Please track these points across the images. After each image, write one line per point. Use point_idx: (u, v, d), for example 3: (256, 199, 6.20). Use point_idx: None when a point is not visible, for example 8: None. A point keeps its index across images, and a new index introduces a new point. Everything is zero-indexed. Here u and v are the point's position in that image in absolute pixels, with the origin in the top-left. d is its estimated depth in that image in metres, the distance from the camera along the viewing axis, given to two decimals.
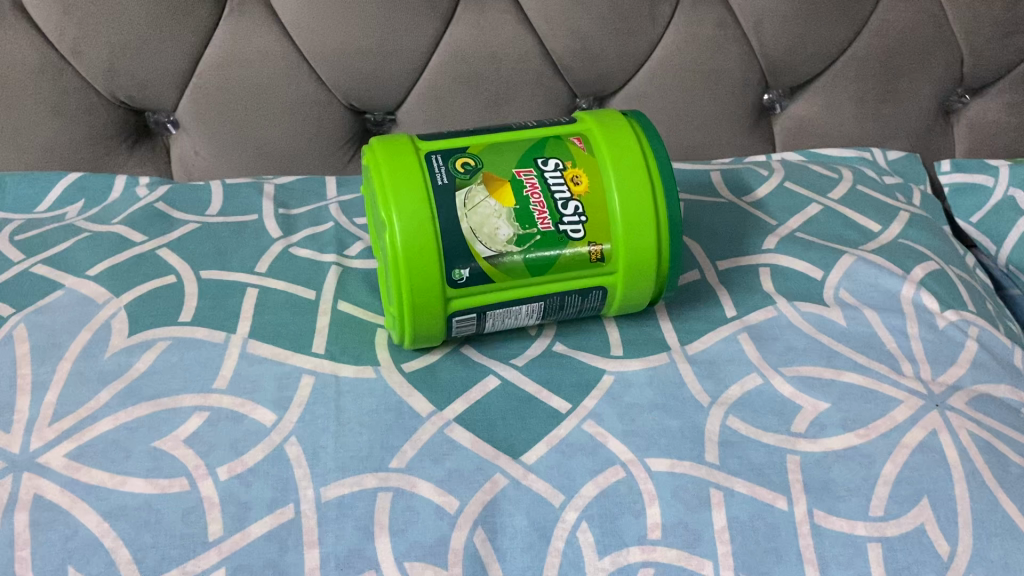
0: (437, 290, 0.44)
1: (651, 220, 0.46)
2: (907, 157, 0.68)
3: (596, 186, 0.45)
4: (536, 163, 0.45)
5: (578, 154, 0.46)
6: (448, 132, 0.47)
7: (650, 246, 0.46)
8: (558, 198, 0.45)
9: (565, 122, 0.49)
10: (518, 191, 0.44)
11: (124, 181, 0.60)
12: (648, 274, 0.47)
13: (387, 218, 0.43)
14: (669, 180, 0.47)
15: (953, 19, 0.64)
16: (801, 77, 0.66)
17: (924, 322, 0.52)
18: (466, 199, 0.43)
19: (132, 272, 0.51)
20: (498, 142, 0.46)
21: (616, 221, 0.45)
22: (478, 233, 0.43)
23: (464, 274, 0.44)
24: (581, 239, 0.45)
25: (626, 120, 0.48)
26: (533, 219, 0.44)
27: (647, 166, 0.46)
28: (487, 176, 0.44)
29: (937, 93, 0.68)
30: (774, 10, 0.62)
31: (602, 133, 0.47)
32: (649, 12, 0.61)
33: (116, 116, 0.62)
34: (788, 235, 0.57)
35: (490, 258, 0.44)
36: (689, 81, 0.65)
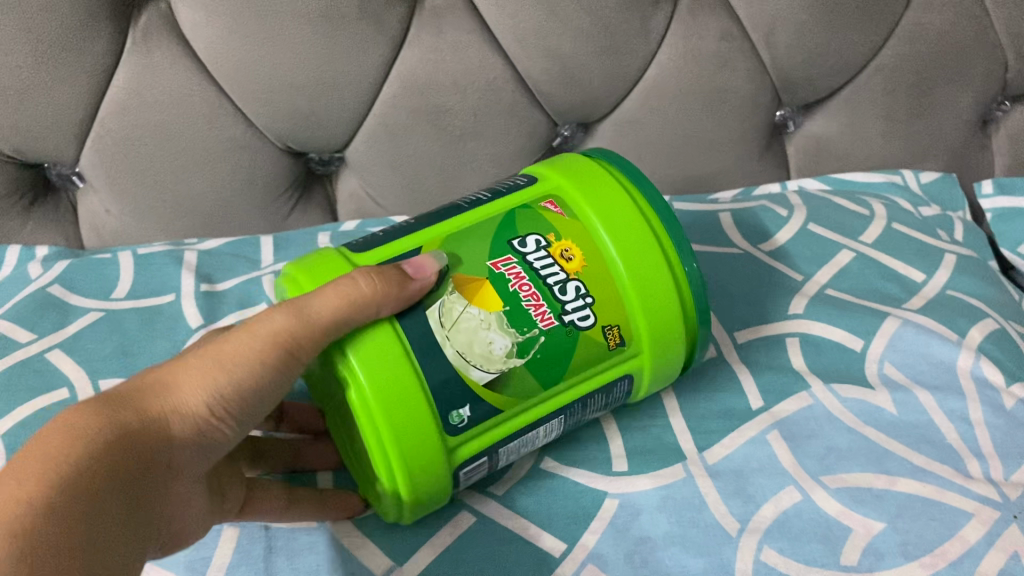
0: (432, 441, 0.32)
1: (662, 283, 0.36)
2: (942, 177, 0.59)
3: (592, 256, 0.35)
4: (512, 244, 0.35)
5: (561, 222, 0.36)
6: (383, 236, 0.37)
7: (670, 314, 0.36)
8: (552, 282, 0.35)
9: (525, 182, 0.38)
10: (503, 289, 0.34)
11: (17, 254, 0.49)
12: (675, 344, 0.37)
13: (340, 362, 0.32)
14: (670, 224, 0.37)
15: (997, 19, 0.54)
16: (818, 92, 0.57)
17: (987, 402, 0.43)
18: (439, 316, 0.33)
19: (15, 385, 0.41)
20: (457, 228, 0.36)
21: (628, 293, 0.36)
22: (468, 355, 0.33)
23: (462, 413, 0.33)
24: (593, 326, 0.35)
25: (599, 166, 0.38)
26: (535, 322, 0.34)
27: (647, 219, 0.37)
28: (458, 279, 0.34)
29: (977, 103, 0.58)
30: (789, 17, 0.52)
31: (578, 189, 0.37)
32: (641, 27, 0.51)
33: (7, 175, 0.51)
34: (817, 293, 0.48)
35: (490, 381, 0.33)
36: (689, 104, 0.55)
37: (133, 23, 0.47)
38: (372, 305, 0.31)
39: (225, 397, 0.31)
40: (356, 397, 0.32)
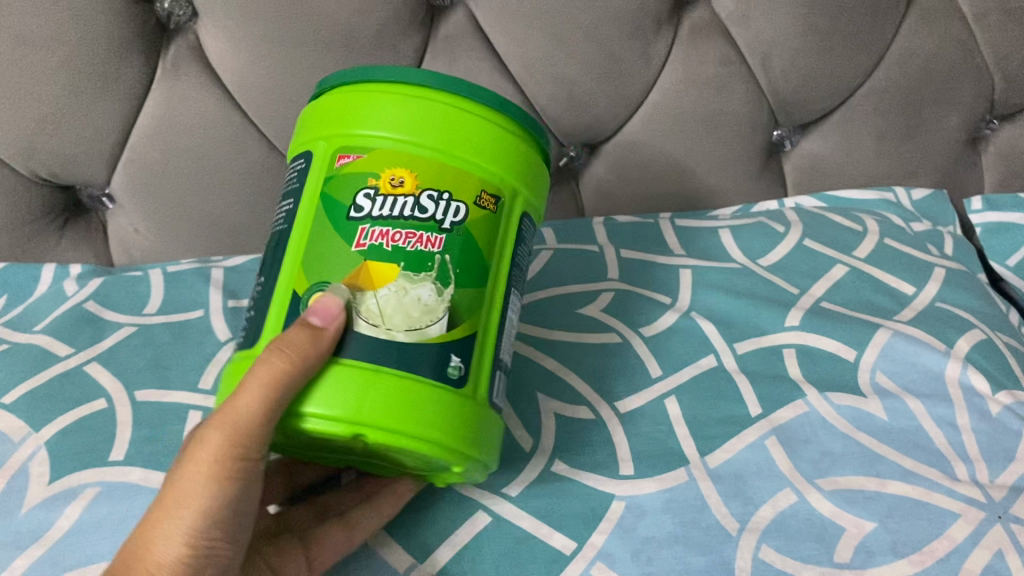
0: (451, 401, 0.31)
1: (469, 111, 0.33)
2: (933, 194, 0.62)
3: (418, 163, 0.32)
4: (351, 217, 0.31)
5: (364, 163, 0.32)
6: (254, 314, 0.33)
7: (507, 142, 0.34)
8: (407, 211, 0.31)
9: (307, 164, 0.34)
10: (382, 257, 0.31)
11: (52, 273, 0.53)
12: (525, 153, 0.35)
13: (316, 428, 0.30)
14: (428, 78, 0.33)
15: (983, 43, 0.58)
16: (813, 113, 0.60)
17: (974, 408, 0.45)
18: (361, 316, 0.30)
19: (55, 397, 0.43)
20: (306, 241, 0.32)
21: (467, 160, 0.33)
22: (417, 324, 0.31)
23: (457, 361, 0.32)
24: (468, 209, 0.32)
25: (340, 91, 0.34)
26: (426, 256, 0.31)
27: (400, 99, 0.33)
28: (345, 284, 0.31)
29: (965, 123, 0.61)
30: (785, 43, 0.55)
31: (345, 121, 0.33)
32: (644, 53, 0.54)
33: (41, 196, 0.54)
34: (812, 306, 0.50)
35: (446, 327, 0.31)
36: (689, 125, 0.57)
37: (162, 52, 0.50)
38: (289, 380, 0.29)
39: (202, 528, 0.32)
40: (365, 434, 0.29)
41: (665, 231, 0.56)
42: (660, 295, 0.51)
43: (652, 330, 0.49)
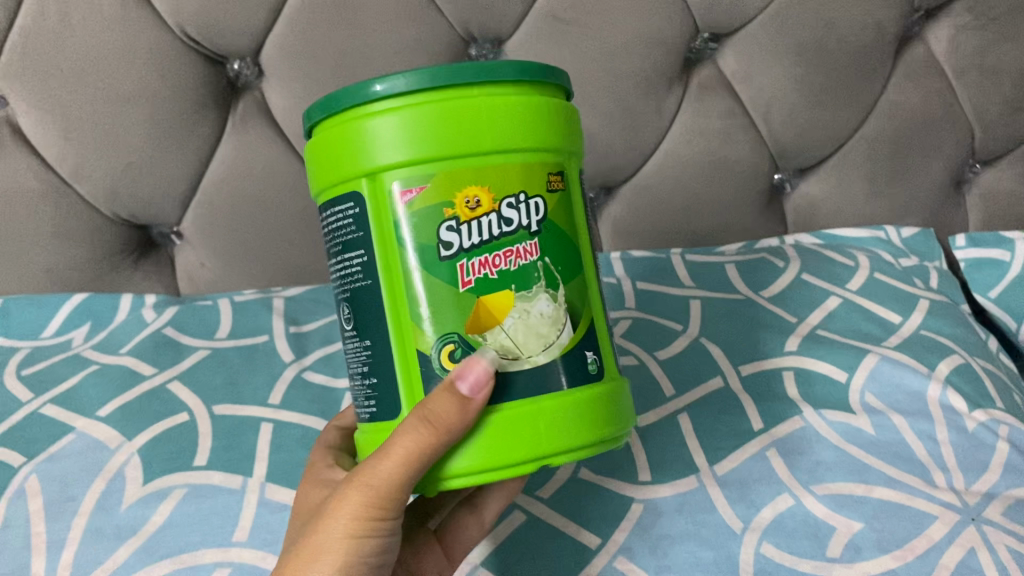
0: (598, 397, 0.34)
1: (492, 97, 0.31)
2: (921, 232, 0.68)
3: (483, 173, 0.31)
4: (442, 257, 0.32)
5: (433, 193, 0.31)
6: (378, 380, 0.33)
7: (536, 108, 0.32)
8: (496, 230, 0.32)
9: (354, 209, 0.33)
10: (494, 286, 0.32)
11: (129, 301, 0.59)
12: (556, 105, 0.33)
13: (487, 479, 0.32)
14: (436, 81, 0.31)
15: (963, 97, 0.65)
16: (811, 160, 0.66)
17: (952, 424, 0.51)
18: (500, 355, 0.32)
19: (144, 411, 0.50)
20: (403, 293, 0.32)
21: (522, 150, 0.32)
22: (549, 341, 0.33)
23: (589, 356, 0.34)
24: (546, 198, 0.33)
25: (353, 121, 0.32)
26: (531, 269, 0.32)
27: (418, 112, 0.31)
28: (472, 330, 0.32)
29: (949, 168, 0.68)
30: (783, 98, 0.62)
31: (378, 149, 0.31)
32: (656, 107, 0.61)
33: (120, 234, 0.61)
34: (809, 334, 0.56)
35: (571, 329, 0.33)
36: (699, 171, 0.63)
37: (231, 109, 0.58)
38: (439, 449, 0.31)
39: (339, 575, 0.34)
40: (542, 463, 0.32)
41: (676, 265, 0.62)
42: (672, 322, 0.57)
43: (665, 352, 0.55)
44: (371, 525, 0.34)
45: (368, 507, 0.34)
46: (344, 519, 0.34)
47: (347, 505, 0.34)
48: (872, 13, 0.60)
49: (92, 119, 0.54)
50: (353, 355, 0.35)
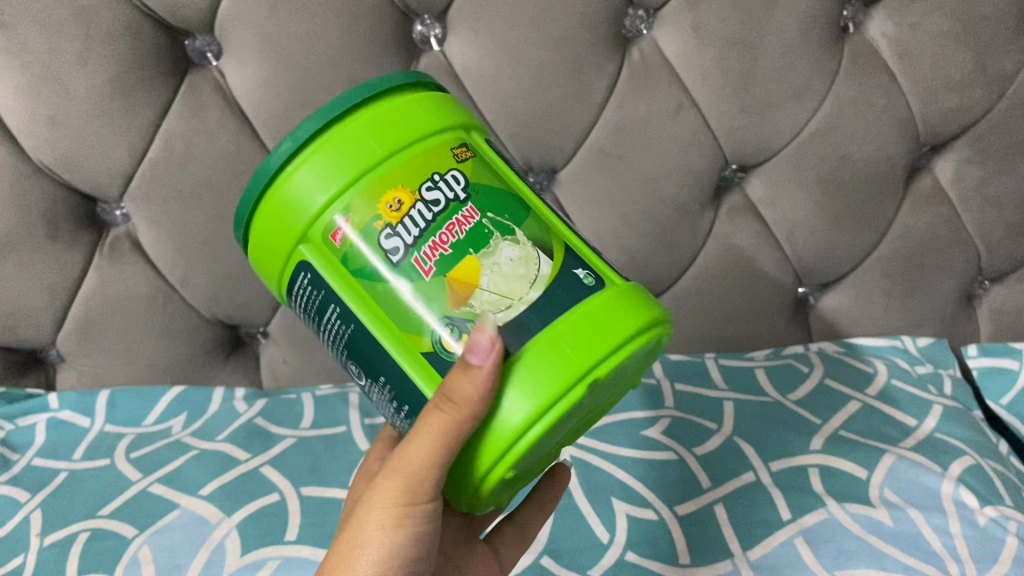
0: (617, 299, 0.35)
1: (368, 113, 0.36)
2: (936, 342, 0.74)
3: (392, 174, 0.35)
4: (397, 263, 0.34)
5: (361, 213, 0.34)
6: (409, 407, 0.35)
7: (401, 104, 0.36)
8: (430, 213, 0.35)
9: (308, 276, 0.36)
10: (452, 263, 0.34)
11: (220, 394, 0.67)
12: (422, 97, 0.37)
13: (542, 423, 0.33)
14: (307, 131, 0.35)
15: (969, 222, 0.72)
16: (830, 277, 0.73)
17: (965, 519, 0.56)
18: (494, 311, 0.34)
19: (239, 491, 0.57)
20: (377, 314, 0.35)
21: (416, 142, 0.35)
22: (531, 277, 0.34)
23: (580, 271, 0.35)
24: (462, 166, 0.36)
25: (271, 205, 0.36)
26: (480, 228, 0.35)
27: (309, 159, 0.35)
28: (455, 306, 0.34)
29: (959, 284, 0.75)
30: (804, 221, 0.69)
31: (299, 208, 0.35)
32: (690, 228, 0.68)
33: (215, 332, 0.70)
34: (832, 434, 0.62)
35: (548, 259, 0.35)
36: (728, 284, 0.71)
37: None
38: (456, 427, 0.33)
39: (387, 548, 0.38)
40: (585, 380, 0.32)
41: (710, 368, 0.69)
42: (707, 421, 0.63)
43: (702, 449, 0.61)
44: (407, 509, 0.37)
45: (401, 493, 0.37)
46: (384, 504, 0.38)
47: (388, 492, 0.37)
48: (884, 149, 0.67)
49: (203, 233, 0.63)
50: (382, 399, 0.37)
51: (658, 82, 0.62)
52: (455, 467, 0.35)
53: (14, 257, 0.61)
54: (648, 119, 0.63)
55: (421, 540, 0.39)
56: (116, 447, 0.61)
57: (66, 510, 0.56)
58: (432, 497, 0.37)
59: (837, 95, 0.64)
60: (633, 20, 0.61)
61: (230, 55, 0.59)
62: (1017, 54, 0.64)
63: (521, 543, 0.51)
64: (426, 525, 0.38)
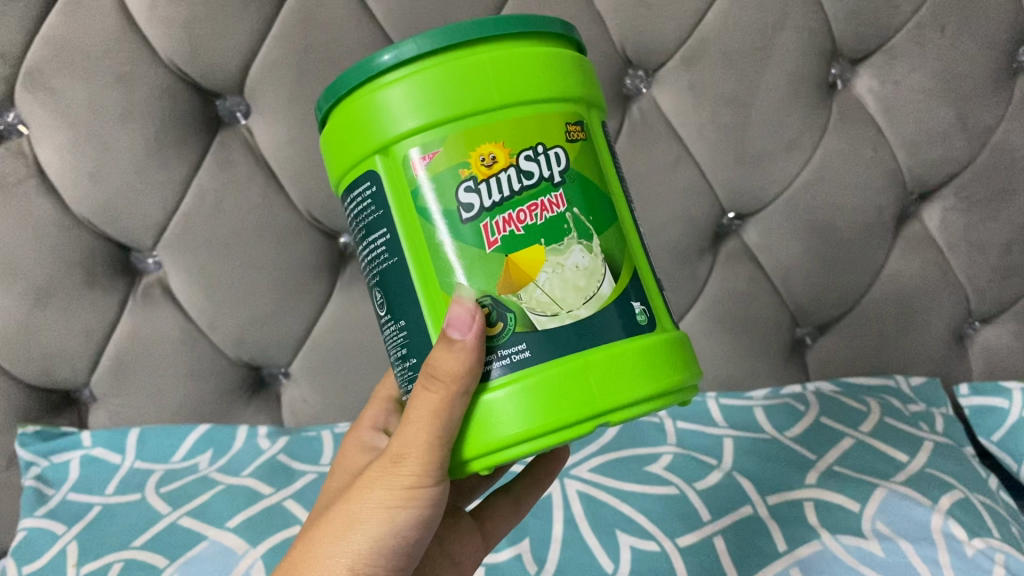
0: (656, 351, 0.37)
1: (496, 53, 0.36)
2: (928, 381, 0.77)
3: (497, 132, 0.36)
4: (466, 219, 0.36)
5: (450, 157, 0.36)
6: (415, 359, 0.38)
7: (528, 56, 0.37)
8: (517, 182, 0.36)
9: (373, 187, 0.38)
10: (521, 243, 0.36)
11: (244, 432, 0.70)
12: (553, 54, 0.38)
13: (542, 441, 0.35)
14: (425, 48, 0.36)
15: (957, 266, 0.75)
16: (825, 319, 0.77)
17: (953, 550, 0.58)
18: (540, 312, 0.36)
19: (264, 523, 0.60)
20: (428, 258, 0.37)
21: (531, 102, 0.36)
22: (588, 293, 0.37)
23: (637, 306, 0.38)
24: (565, 147, 0.37)
25: (365, 103, 0.37)
26: (560, 220, 0.36)
27: (415, 77, 0.36)
28: (504, 291, 0.36)
29: (950, 325, 0.78)
30: (800, 266, 0.73)
31: (391, 122, 0.36)
32: (690, 273, 0.72)
33: (239, 374, 0.74)
34: (826, 469, 0.65)
35: (610, 281, 0.37)
36: (729, 326, 0.74)
37: (339, 274, 0.72)
38: (447, 404, 0.36)
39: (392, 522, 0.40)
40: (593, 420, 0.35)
41: (712, 407, 0.72)
42: (708, 457, 0.66)
43: (703, 483, 0.64)
44: (411, 491, 0.40)
45: (405, 476, 0.39)
46: (389, 485, 0.40)
47: (399, 473, 0.39)
48: (872, 198, 0.71)
49: (230, 280, 0.67)
50: (392, 337, 0.40)
51: (657, 137, 0.66)
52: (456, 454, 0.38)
53: (53, 303, 0.66)
54: (649, 172, 0.66)
55: (420, 522, 0.41)
56: (147, 482, 0.65)
57: (100, 542, 0.59)
58: (435, 482, 0.39)
59: (827, 149, 0.68)
60: (634, 80, 0.67)
61: (258, 114, 0.64)
62: (995, 110, 0.70)
63: (512, 509, 0.57)
64: (429, 506, 0.41)
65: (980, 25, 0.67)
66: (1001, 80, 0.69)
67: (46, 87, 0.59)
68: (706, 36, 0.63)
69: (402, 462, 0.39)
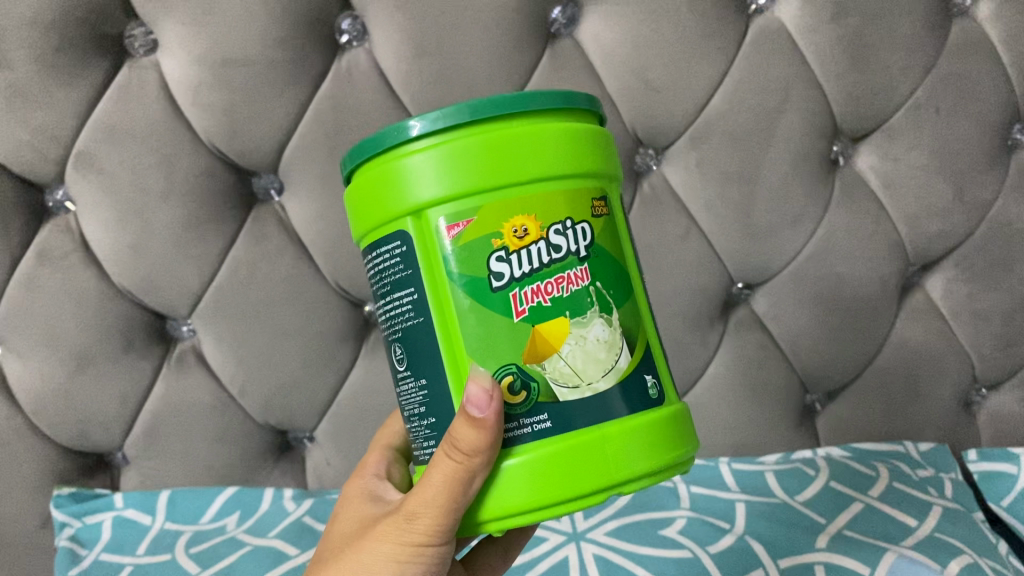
0: (665, 424, 0.40)
1: (526, 128, 0.38)
2: (937, 448, 0.78)
3: (525, 205, 0.38)
4: (496, 287, 0.38)
5: (480, 227, 0.38)
6: (435, 420, 0.40)
7: (558, 133, 0.39)
8: (544, 255, 0.38)
9: (401, 248, 0.39)
10: (547, 314, 0.38)
11: (270, 494, 0.73)
12: (580, 129, 0.40)
13: (558, 510, 0.38)
14: (458, 119, 0.38)
15: (960, 334, 0.78)
16: (834, 385, 0.78)
17: None
18: (562, 383, 0.39)
19: None
20: (454, 321, 0.39)
21: (559, 176, 0.39)
22: (607, 366, 0.39)
23: (649, 379, 0.41)
24: (591, 220, 0.40)
25: (398, 166, 0.39)
26: (585, 293, 0.39)
27: (447, 145, 0.38)
28: (530, 360, 0.38)
29: (957, 392, 0.80)
30: (807, 334, 0.75)
31: (423, 188, 0.38)
32: (702, 341, 0.74)
33: (266, 438, 0.76)
34: (836, 533, 0.66)
35: (628, 354, 0.40)
36: (740, 394, 0.76)
37: (364, 340, 0.75)
38: (465, 474, 0.38)
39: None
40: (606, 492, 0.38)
41: (724, 472, 0.74)
42: (720, 521, 0.68)
43: (715, 546, 0.65)
44: (419, 549, 0.42)
45: (416, 533, 0.41)
46: (400, 540, 0.42)
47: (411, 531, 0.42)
48: (876, 269, 0.74)
49: (260, 347, 0.71)
50: (410, 393, 0.41)
51: (668, 212, 0.69)
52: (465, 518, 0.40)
53: (93, 370, 0.69)
54: (661, 244, 0.70)
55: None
56: (176, 542, 0.67)
57: None
58: (443, 544, 0.41)
59: (830, 222, 0.72)
60: (643, 157, 0.70)
61: (292, 192, 0.68)
62: (992, 186, 0.73)
63: (502, 555, 0.60)
64: (435, 567, 0.43)
65: (974, 106, 0.70)
66: (996, 157, 0.72)
67: (95, 168, 0.64)
68: (712, 118, 0.67)
69: (414, 521, 0.41)
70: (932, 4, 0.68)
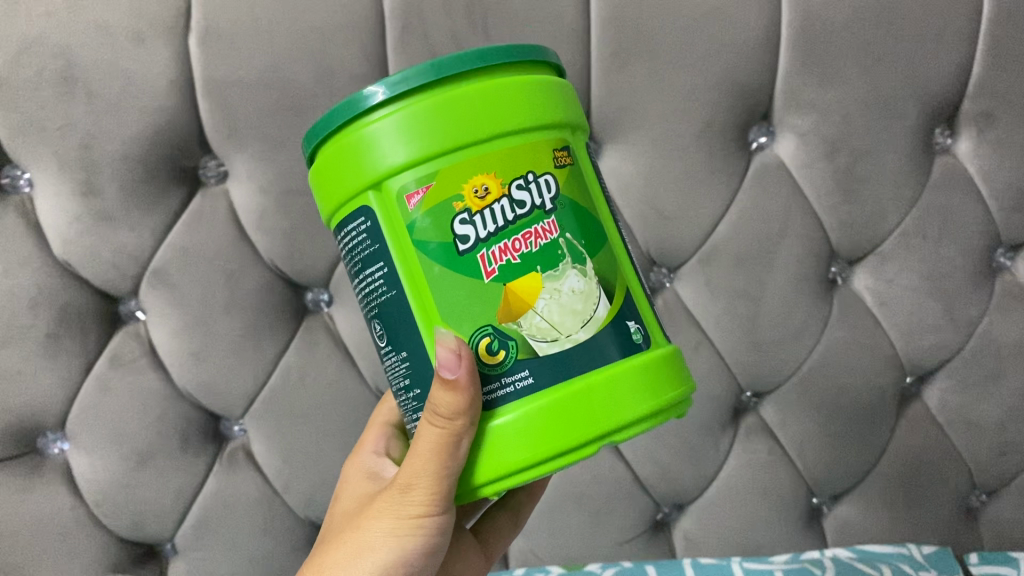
0: (653, 368, 0.45)
1: (477, 86, 0.42)
2: (940, 549, 0.82)
3: (483, 166, 0.42)
4: (464, 250, 0.42)
5: (442, 190, 0.42)
6: (419, 390, 0.45)
7: (505, 87, 0.43)
8: (507, 212, 0.42)
9: (368, 222, 0.44)
10: (516, 271, 0.43)
11: None
12: (532, 82, 0.44)
13: (559, 462, 0.42)
14: (408, 86, 0.42)
15: (956, 443, 0.83)
16: (838, 489, 0.84)
17: None
18: (540, 338, 0.43)
19: None
20: (427, 288, 0.43)
21: (512, 131, 0.43)
22: (585, 315, 0.44)
23: (632, 325, 0.45)
24: (554, 172, 0.44)
25: (358, 136, 0.43)
26: (556, 244, 0.43)
27: (399, 114, 0.42)
28: (505, 319, 0.43)
29: (956, 497, 0.85)
30: (812, 441, 0.81)
31: (383, 155, 0.42)
32: (714, 445, 0.80)
33: (306, 532, 0.82)
34: None
35: (605, 302, 0.44)
36: (749, 495, 0.82)
37: None
38: (451, 437, 0.43)
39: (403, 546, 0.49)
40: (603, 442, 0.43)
41: (735, 570, 0.79)
42: None
43: None
44: (418, 520, 0.48)
45: (415, 504, 0.47)
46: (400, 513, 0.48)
47: (411, 503, 0.48)
48: (874, 380, 0.80)
49: (307, 445, 0.77)
50: (394, 368, 0.46)
51: (679, 326, 0.76)
52: (458, 485, 0.45)
53: (152, 466, 0.75)
54: None
55: (427, 548, 0.49)
56: None
57: None
58: (440, 511, 0.47)
59: (830, 338, 0.78)
60: (658, 274, 0.78)
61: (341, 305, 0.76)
62: (979, 305, 0.79)
63: (510, 523, 0.69)
64: (432, 535, 0.49)
65: (958, 234, 0.77)
66: (982, 279, 0.79)
67: (167, 283, 0.71)
68: (718, 244, 0.74)
69: (410, 492, 0.47)
70: (915, 143, 0.74)
